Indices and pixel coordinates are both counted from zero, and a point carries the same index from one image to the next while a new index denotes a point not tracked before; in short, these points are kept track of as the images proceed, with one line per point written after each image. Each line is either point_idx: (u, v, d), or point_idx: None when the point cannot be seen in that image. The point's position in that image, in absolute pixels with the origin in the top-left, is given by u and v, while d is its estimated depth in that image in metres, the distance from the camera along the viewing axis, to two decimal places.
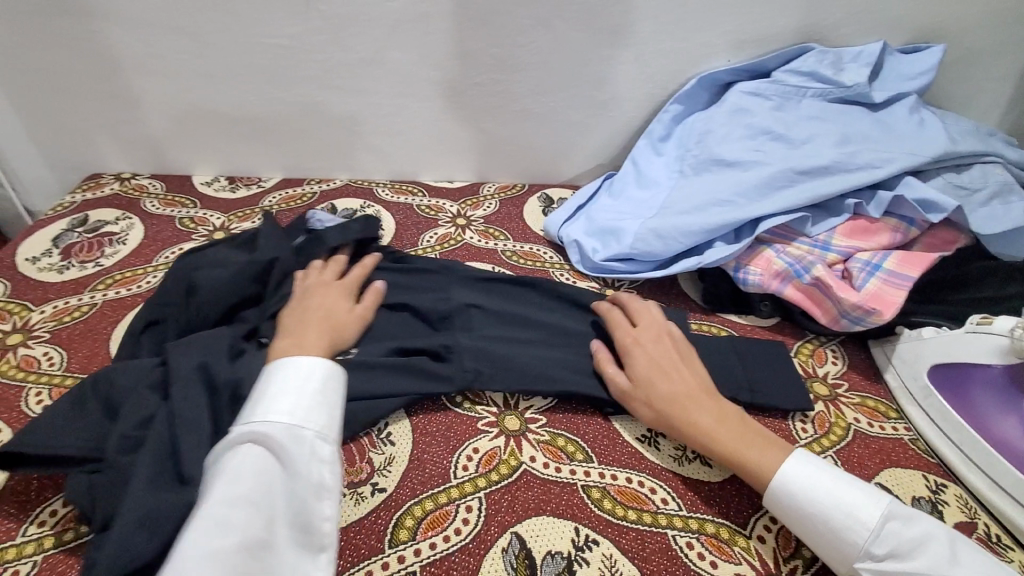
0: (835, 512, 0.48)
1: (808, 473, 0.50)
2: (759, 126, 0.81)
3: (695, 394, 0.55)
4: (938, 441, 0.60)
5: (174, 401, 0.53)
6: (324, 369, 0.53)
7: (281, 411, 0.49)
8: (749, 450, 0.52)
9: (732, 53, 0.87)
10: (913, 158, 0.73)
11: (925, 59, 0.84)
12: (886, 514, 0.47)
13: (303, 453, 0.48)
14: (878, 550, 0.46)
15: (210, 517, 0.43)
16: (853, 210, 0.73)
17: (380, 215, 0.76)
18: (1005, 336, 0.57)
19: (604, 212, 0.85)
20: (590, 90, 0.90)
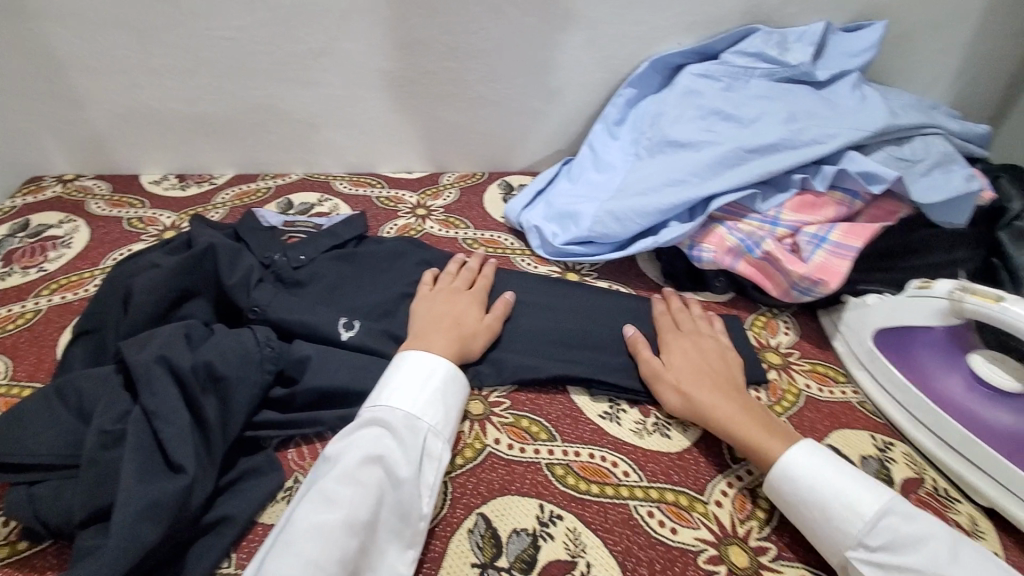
0: (832, 502, 0.47)
1: (812, 462, 0.50)
2: (710, 107, 0.83)
3: (721, 384, 0.57)
4: (886, 402, 0.63)
5: (155, 398, 0.47)
6: (446, 368, 0.55)
7: (402, 400, 0.51)
8: (756, 431, 0.52)
9: (682, 36, 0.89)
10: (855, 133, 0.76)
11: (866, 38, 0.86)
12: (885, 509, 0.46)
13: (417, 442, 0.50)
14: (871, 542, 0.45)
15: (312, 500, 0.45)
16: (799, 185, 0.75)
17: (362, 212, 0.80)
18: (944, 299, 0.59)
19: (562, 196, 0.86)
20: (545, 76, 0.91)
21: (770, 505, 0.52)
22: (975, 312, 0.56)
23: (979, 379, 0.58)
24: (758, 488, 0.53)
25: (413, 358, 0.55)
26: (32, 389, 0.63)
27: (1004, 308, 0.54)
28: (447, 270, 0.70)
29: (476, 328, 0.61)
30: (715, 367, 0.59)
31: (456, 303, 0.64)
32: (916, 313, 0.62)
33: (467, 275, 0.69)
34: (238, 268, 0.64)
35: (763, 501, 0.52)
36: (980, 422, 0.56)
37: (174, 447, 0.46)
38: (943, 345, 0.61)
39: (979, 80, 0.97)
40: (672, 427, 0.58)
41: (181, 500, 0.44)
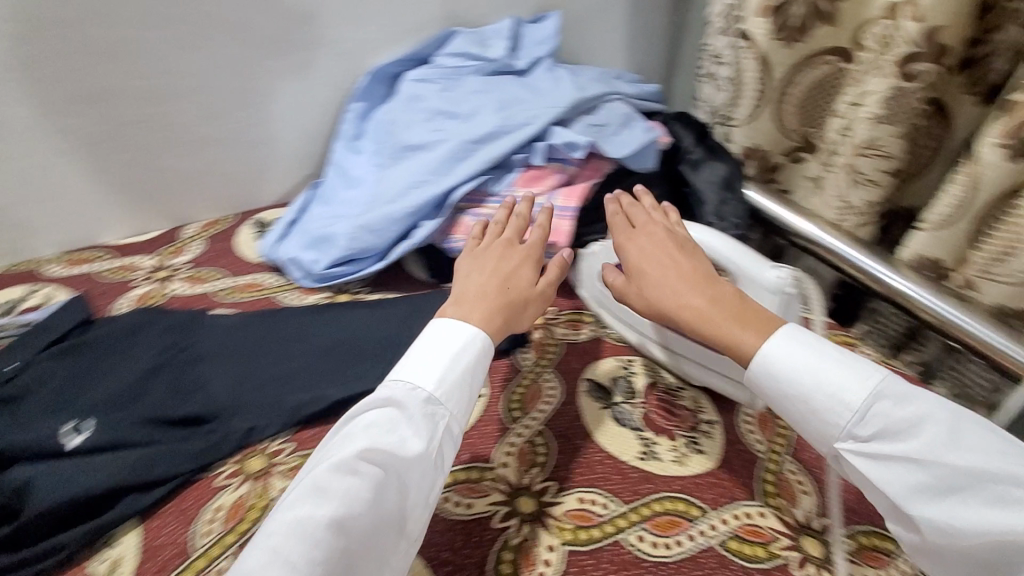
0: (820, 394, 0.52)
1: (798, 355, 0.54)
2: (433, 108, 0.89)
3: (698, 279, 0.60)
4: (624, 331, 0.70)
5: None
6: (479, 341, 0.56)
7: (426, 378, 0.53)
8: (735, 331, 0.56)
9: (391, 47, 0.94)
10: (555, 110, 0.87)
11: (547, 27, 0.99)
12: (875, 396, 0.50)
13: (431, 429, 0.51)
14: (862, 430, 0.50)
15: (310, 486, 0.46)
16: (522, 164, 0.85)
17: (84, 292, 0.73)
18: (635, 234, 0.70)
19: (316, 221, 0.84)
20: (264, 104, 0.89)
21: (547, 448, 0.59)
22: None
23: None
24: (536, 437, 0.60)
25: (439, 323, 0.57)
26: None
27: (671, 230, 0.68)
28: (500, 217, 0.72)
29: (530, 295, 0.64)
30: (692, 265, 0.62)
31: (506, 261, 0.66)
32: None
33: (512, 225, 0.71)
34: None
35: (541, 446, 0.59)
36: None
37: None
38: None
39: (649, 49, 1.18)
40: None
41: None
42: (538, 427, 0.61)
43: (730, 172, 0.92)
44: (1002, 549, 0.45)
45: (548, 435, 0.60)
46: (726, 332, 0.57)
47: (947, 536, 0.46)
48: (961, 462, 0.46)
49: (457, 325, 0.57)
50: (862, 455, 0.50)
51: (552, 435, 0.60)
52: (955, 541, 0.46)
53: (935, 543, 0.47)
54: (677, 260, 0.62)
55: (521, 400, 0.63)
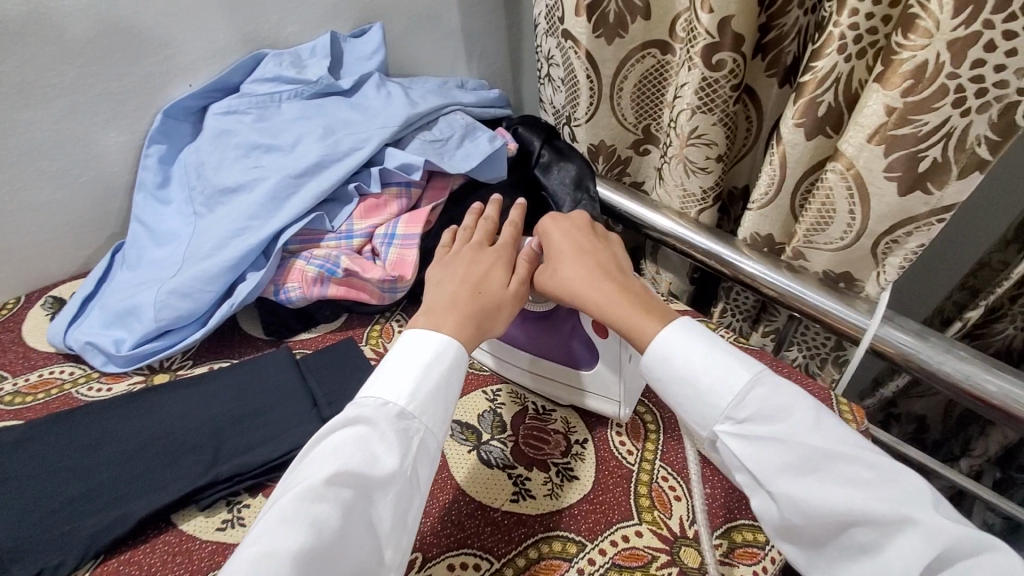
0: (705, 377, 0.51)
1: (686, 341, 0.53)
2: (248, 143, 0.79)
3: (607, 271, 0.60)
4: (483, 358, 0.65)
5: None
6: (452, 350, 0.53)
7: (402, 391, 0.50)
8: (636, 320, 0.55)
9: (189, 77, 0.82)
10: (386, 130, 0.81)
11: (371, 41, 0.93)
12: (753, 382, 0.50)
13: (408, 446, 0.48)
14: (740, 413, 0.49)
15: (273, 519, 0.42)
16: (358, 193, 0.78)
17: None
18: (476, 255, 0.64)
19: (119, 290, 0.72)
20: (31, 161, 0.75)
21: None
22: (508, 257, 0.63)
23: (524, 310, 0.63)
24: None
25: (413, 335, 0.53)
26: None
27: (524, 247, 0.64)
28: (465, 222, 0.67)
29: (501, 299, 0.58)
30: (607, 259, 0.61)
31: (479, 262, 0.61)
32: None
33: (481, 227, 0.66)
34: None
35: None
36: (542, 345, 0.62)
37: None
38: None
39: (492, 52, 1.15)
40: None
41: None
42: None
43: (580, 171, 0.90)
44: (850, 530, 0.45)
45: None
46: (626, 321, 0.55)
47: (804, 515, 0.46)
48: (822, 445, 0.46)
49: (434, 334, 0.53)
50: (741, 438, 0.49)
51: None
52: (811, 521, 0.46)
53: (801, 523, 0.47)
54: (594, 252, 0.61)
55: None
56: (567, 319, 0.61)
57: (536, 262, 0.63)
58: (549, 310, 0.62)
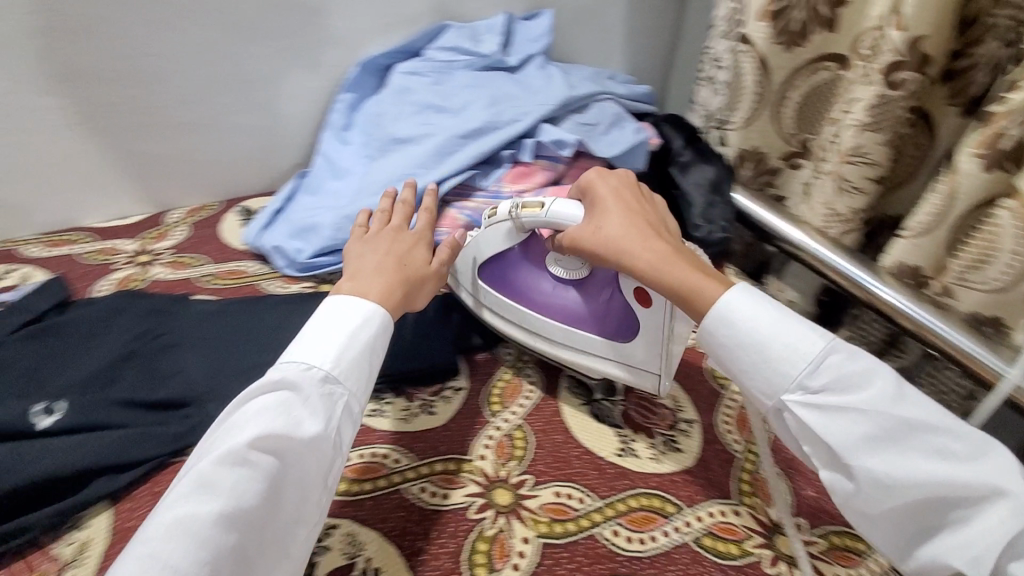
0: (773, 344, 0.49)
1: (752, 306, 0.51)
2: (424, 102, 0.87)
3: (657, 228, 0.58)
4: (513, 329, 0.67)
5: None
6: (380, 318, 0.54)
7: (325, 356, 0.49)
8: (694, 279, 0.53)
9: (382, 37, 0.92)
10: (545, 107, 0.87)
11: (540, 25, 0.99)
12: (828, 349, 0.48)
13: (335, 410, 0.47)
14: (813, 383, 0.48)
15: (193, 479, 0.40)
16: (511, 160, 0.85)
17: (63, 275, 0.71)
18: (508, 220, 0.64)
19: (303, 210, 0.84)
20: (250, 90, 0.87)
21: (525, 442, 0.58)
22: (531, 220, 0.62)
23: (562, 276, 0.65)
24: (515, 432, 0.59)
25: (343, 301, 0.53)
26: None
27: (551, 209, 0.60)
28: (380, 207, 0.72)
29: (426, 275, 0.64)
30: (651, 218, 0.59)
31: (401, 242, 0.66)
32: (483, 249, 0.67)
33: (399, 210, 0.72)
34: None
35: (520, 440, 0.59)
36: (573, 314, 0.63)
37: None
38: (529, 256, 0.67)
39: (644, 52, 1.19)
40: (436, 404, 0.62)
41: None
42: (518, 421, 0.61)
43: (718, 175, 0.92)
44: (932, 501, 0.46)
45: (526, 429, 0.60)
46: (685, 280, 0.53)
47: (885, 491, 0.46)
48: (906, 414, 0.46)
49: (363, 302, 0.54)
50: (812, 410, 0.48)
51: (531, 429, 0.60)
52: (892, 497, 0.46)
53: (879, 503, 0.47)
54: (632, 212, 0.59)
55: (500, 395, 0.63)
56: (601, 289, 0.63)
57: (458, 247, 0.68)
58: (581, 278, 0.65)
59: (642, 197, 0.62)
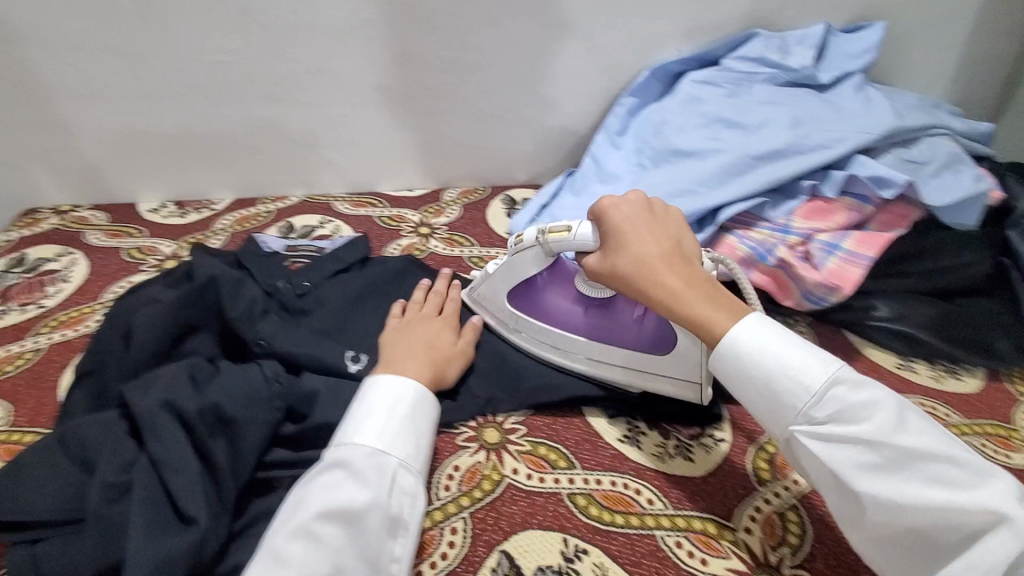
0: (776, 375, 0.45)
1: (761, 331, 0.47)
2: (714, 114, 0.80)
3: (669, 257, 0.51)
4: (546, 351, 0.64)
5: (160, 441, 0.43)
6: (413, 392, 0.52)
7: (366, 434, 0.48)
8: (710, 311, 0.49)
9: (681, 43, 0.86)
10: (864, 136, 0.74)
11: (866, 39, 0.85)
12: (833, 380, 0.44)
13: (385, 480, 0.46)
14: (818, 414, 0.44)
15: (271, 554, 0.42)
16: (809, 192, 0.74)
17: (365, 234, 0.78)
18: (535, 245, 0.60)
19: (568, 210, 0.84)
20: (543, 87, 0.88)
21: (801, 529, 0.50)
22: (559, 245, 0.58)
23: (582, 294, 0.64)
24: (788, 512, 0.51)
25: (376, 383, 0.52)
26: (33, 433, 0.56)
27: (578, 232, 0.57)
28: (414, 296, 0.67)
29: (450, 354, 0.59)
30: (666, 238, 0.53)
31: (426, 328, 0.61)
32: (498, 276, 0.64)
33: (433, 299, 0.66)
34: (225, 294, 0.61)
35: (794, 525, 0.50)
36: (610, 328, 0.61)
37: (184, 495, 0.41)
38: (557, 278, 0.65)
39: (984, 79, 0.96)
40: (694, 450, 0.56)
41: (192, 555, 0.39)
42: (792, 500, 0.52)
43: None
44: (933, 531, 0.40)
45: (802, 513, 0.51)
46: (698, 314, 0.49)
47: (891, 516, 0.41)
48: (909, 445, 0.41)
49: (401, 379, 0.52)
50: (820, 442, 0.44)
51: (809, 515, 0.51)
52: (898, 522, 0.41)
53: (879, 528, 0.42)
54: (652, 237, 0.53)
55: (768, 461, 0.55)
56: (631, 306, 0.61)
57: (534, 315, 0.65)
58: (608, 298, 0.63)
59: (665, 215, 0.56)
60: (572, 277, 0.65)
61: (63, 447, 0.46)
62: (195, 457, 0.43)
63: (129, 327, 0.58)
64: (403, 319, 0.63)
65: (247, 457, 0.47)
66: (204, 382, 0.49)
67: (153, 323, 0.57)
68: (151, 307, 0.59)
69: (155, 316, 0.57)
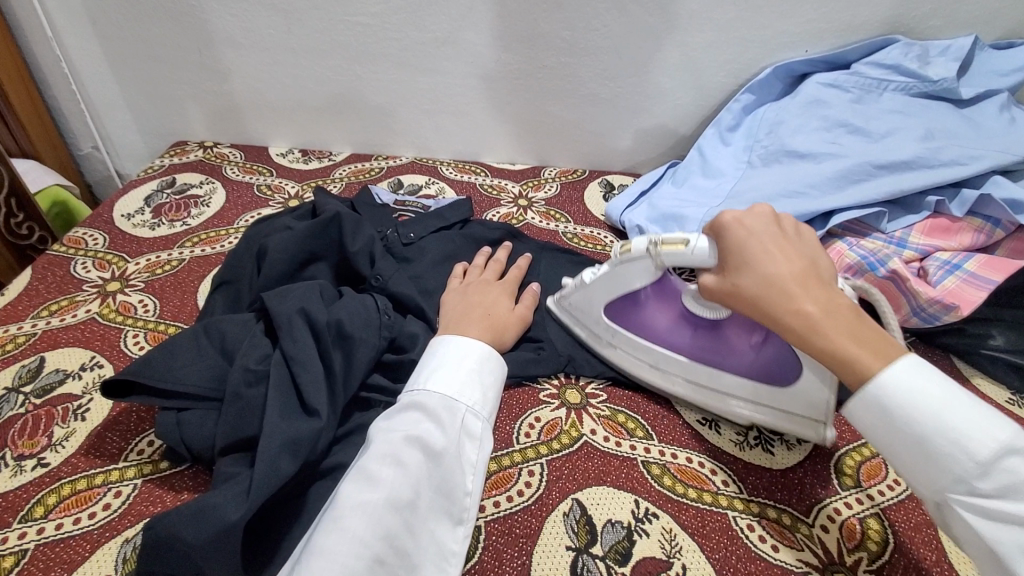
0: (935, 438, 0.40)
1: (918, 381, 0.41)
2: (836, 118, 0.78)
3: (803, 278, 0.46)
4: (641, 369, 0.60)
5: (294, 345, 0.49)
6: (480, 351, 0.54)
7: (438, 383, 0.50)
8: (854, 347, 0.43)
9: (810, 43, 0.84)
10: (1003, 157, 0.69)
11: (1018, 57, 0.79)
12: (1005, 449, 0.38)
13: (456, 423, 0.48)
14: (983, 485, 0.38)
15: (354, 479, 0.44)
16: (934, 208, 0.70)
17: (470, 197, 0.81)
18: (644, 256, 0.55)
19: (667, 198, 0.84)
20: (659, 77, 0.89)
21: (882, 537, 0.49)
22: (672, 258, 0.53)
23: (691, 313, 0.58)
24: (869, 518, 0.50)
25: (448, 344, 0.54)
26: (176, 327, 0.64)
27: (695, 247, 0.52)
28: (476, 263, 0.69)
29: (509, 320, 0.61)
30: (800, 261, 0.48)
31: (485, 293, 0.63)
32: (593, 287, 0.60)
33: (495, 266, 0.68)
34: (345, 231, 0.66)
35: (874, 533, 0.49)
36: (723, 354, 0.56)
37: (311, 391, 0.47)
38: (662, 293, 0.60)
39: None
40: (775, 444, 0.56)
41: (314, 443, 0.45)
42: (875, 507, 0.51)
43: None
44: None
45: (884, 523, 0.49)
46: (839, 348, 0.43)
47: None
48: None
49: (469, 341, 0.54)
50: (980, 515, 0.38)
51: (894, 525, 0.49)
52: None
53: None
54: (781, 255, 0.48)
55: (855, 468, 0.54)
56: (748, 333, 0.55)
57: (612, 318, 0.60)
58: (718, 319, 0.57)
59: (796, 234, 0.51)
60: (678, 294, 0.59)
61: (203, 336, 0.53)
62: (319, 363, 0.49)
63: (259, 247, 0.64)
64: (465, 283, 0.65)
65: (357, 373, 0.51)
66: (327, 303, 0.55)
67: (281, 246, 0.63)
68: (281, 233, 0.66)
69: (285, 242, 0.63)
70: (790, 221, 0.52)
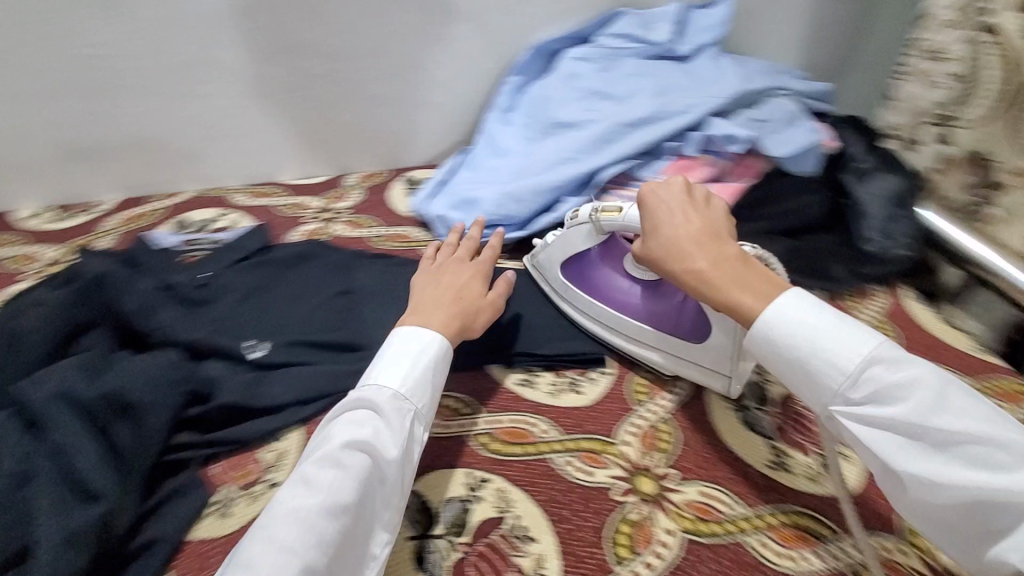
0: (812, 359, 0.46)
1: (795, 312, 0.48)
2: (590, 88, 0.87)
3: (699, 236, 0.54)
4: (608, 334, 0.67)
5: (63, 432, 0.45)
6: (438, 345, 0.53)
7: (389, 378, 0.50)
8: (740, 292, 0.51)
9: (557, 21, 0.92)
10: (714, 101, 0.83)
11: (716, 13, 0.93)
12: (867, 360, 0.44)
13: (404, 420, 0.48)
14: (854, 395, 0.45)
15: (291, 487, 0.43)
16: (675, 152, 0.83)
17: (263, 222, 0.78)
18: (588, 222, 0.65)
19: (465, 184, 0.88)
20: (432, 70, 0.92)
21: (670, 436, 0.58)
22: (611, 224, 0.63)
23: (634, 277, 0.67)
24: (659, 424, 0.60)
25: (406, 333, 0.53)
26: None
27: (627, 213, 0.62)
28: None
29: None
30: (703, 220, 0.55)
31: None
32: (556, 246, 0.69)
33: None
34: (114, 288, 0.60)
35: (664, 434, 0.59)
36: (662, 313, 0.64)
37: (90, 475, 0.44)
38: (608, 253, 0.69)
39: (830, 40, 1.02)
40: (583, 384, 0.64)
41: (99, 530, 0.42)
42: (663, 414, 0.61)
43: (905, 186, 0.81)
44: (976, 511, 0.40)
45: (671, 424, 0.59)
46: (733, 297, 0.51)
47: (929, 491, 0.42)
48: (954, 429, 0.41)
49: (423, 330, 0.54)
50: (855, 420, 0.45)
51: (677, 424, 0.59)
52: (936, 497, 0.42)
53: (918, 504, 0.43)
54: (688, 217, 0.56)
55: (645, 387, 0.64)
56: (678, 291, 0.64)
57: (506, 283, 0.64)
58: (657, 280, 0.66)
59: (707, 202, 0.58)
60: (623, 253, 0.69)
61: None
62: (94, 445, 0.45)
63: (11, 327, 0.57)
64: None
65: (149, 444, 0.48)
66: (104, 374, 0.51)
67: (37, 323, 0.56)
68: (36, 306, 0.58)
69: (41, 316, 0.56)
70: (702, 189, 0.59)
